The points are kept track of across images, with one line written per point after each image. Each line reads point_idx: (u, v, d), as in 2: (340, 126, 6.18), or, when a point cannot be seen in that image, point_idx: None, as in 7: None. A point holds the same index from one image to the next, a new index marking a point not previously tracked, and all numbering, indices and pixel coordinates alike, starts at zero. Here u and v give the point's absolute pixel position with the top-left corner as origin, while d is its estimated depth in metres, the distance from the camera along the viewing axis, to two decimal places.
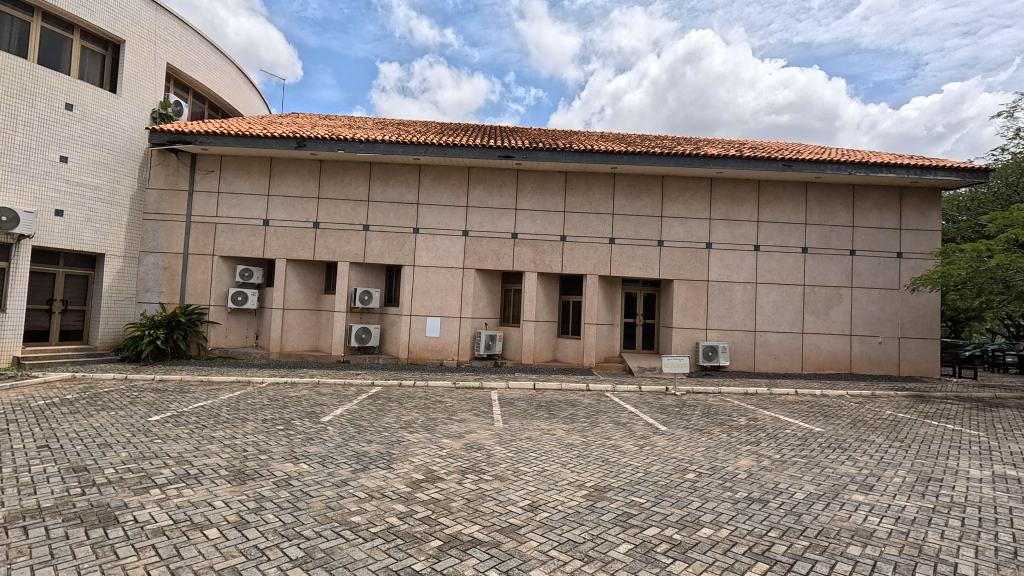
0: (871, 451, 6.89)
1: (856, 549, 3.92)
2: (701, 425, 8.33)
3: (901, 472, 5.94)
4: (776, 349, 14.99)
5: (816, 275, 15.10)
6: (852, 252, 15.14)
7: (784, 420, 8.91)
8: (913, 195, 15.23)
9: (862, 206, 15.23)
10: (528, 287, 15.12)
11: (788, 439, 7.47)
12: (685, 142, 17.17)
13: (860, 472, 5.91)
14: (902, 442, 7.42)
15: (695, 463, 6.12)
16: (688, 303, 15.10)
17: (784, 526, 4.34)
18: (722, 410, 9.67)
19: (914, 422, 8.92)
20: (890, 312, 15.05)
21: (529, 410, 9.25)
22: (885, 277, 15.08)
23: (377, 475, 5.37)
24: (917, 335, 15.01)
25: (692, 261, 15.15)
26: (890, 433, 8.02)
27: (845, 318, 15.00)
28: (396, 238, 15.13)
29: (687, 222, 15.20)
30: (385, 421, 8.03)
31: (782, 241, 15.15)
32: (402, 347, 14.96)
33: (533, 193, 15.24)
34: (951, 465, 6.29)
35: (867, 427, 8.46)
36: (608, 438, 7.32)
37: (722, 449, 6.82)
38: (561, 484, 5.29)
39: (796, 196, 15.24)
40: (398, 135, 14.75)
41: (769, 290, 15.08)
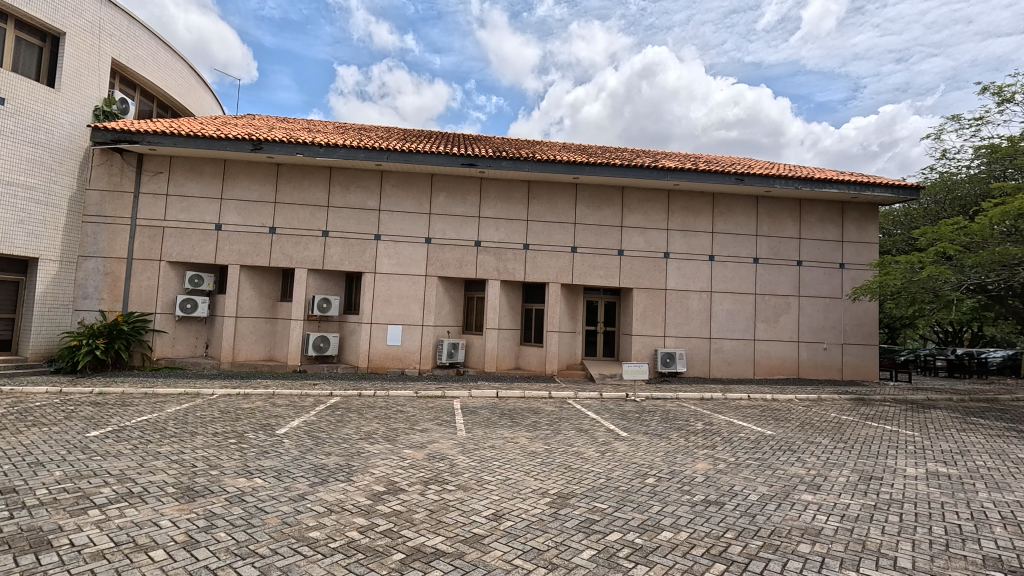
0: (818, 452, 7.23)
1: (806, 547, 4.10)
2: (660, 431, 8.53)
3: (845, 472, 6.27)
4: (730, 355, 15.55)
5: (767, 284, 15.79)
6: (799, 262, 15.93)
7: (738, 424, 9.26)
8: (854, 209, 16.19)
9: (808, 218, 16.06)
10: (491, 295, 15.12)
11: (742, 443, 7.76)
12: (644, 154, 17.68)
13: (808, 472, 6.20)
14: (845, 443, 7.84)
15: (655, 468, 6.27)
16: (647, 311, 15.47)
17: (739, 526, 4.50)
18: (680, 415, 9.96)
19: (857, 424, 9.44)
20: (834, 320, 15.91)
21: (492, 419, 9.21)
22: (829, 286, 15.95)
23: (336, 488, 5.22)
24: (858, 341, 15.92)
25: (651, 269, 15.54)
26: (835, 434, 8.46)
27: (792, 325, 15.77)
28: (356, 245, 14.83)
29: (646, 232, 15.61)
30: (344, 432, 7.83)
31: (734, 251, 15.79)
32: (362, 356, 14.63)
33: (496, 201, 15.29)
34: (890, 464, 6.68)
35: (814, 429, 8.88)
36: (571, 445, 7.36)
37: (681, 454, 7.01)
38: (524, 492, 5.29)
39: (747, 208, 15.93)
40: (360, 140, 14.53)
41: (723, 299, 15.66)
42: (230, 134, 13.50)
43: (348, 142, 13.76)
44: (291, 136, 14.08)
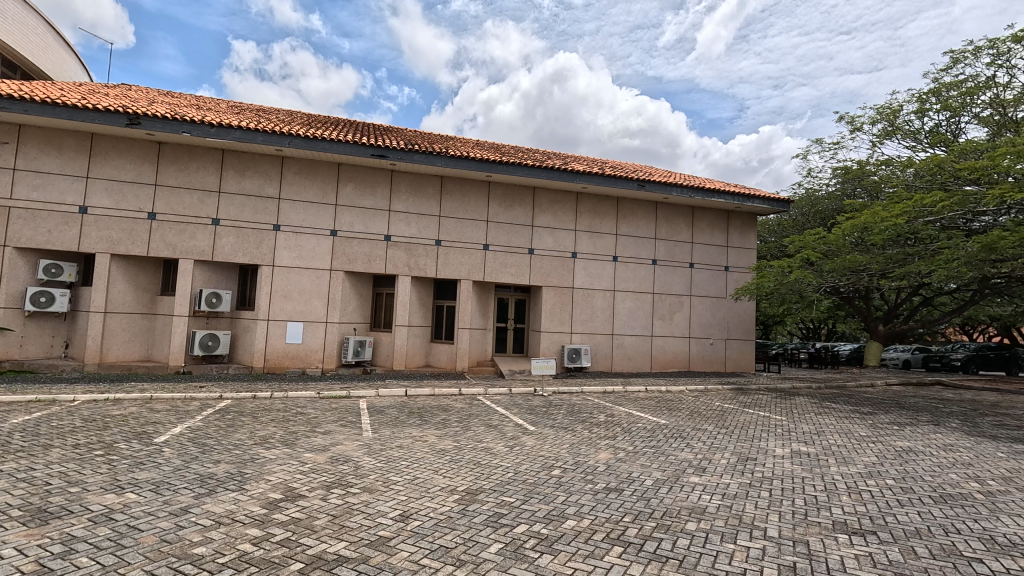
0: (704, 438, 7.93)
1: (692, 525, 4.49)
2: (565, 424, 8.86)
3: (726, 454, 6.94)
4: (630, 351, 16.54)
5: (663, 284, 17.00)
6: (691, 265, 17.34)
7: (636, 414, 9.89)
8: (737, 218, 17.94)
9: (699, 224, 17.53)
10: (400, 291, 14.75)
11: (640, 432, 8.29)
12: (555, 156, 18.22)
13: (695, 457, 6.78)
14: (726, 428, 8.68)
15: (560, 460, 6.51)
16: (555, 308, 15.98)
17: (636, 510, 4.82)
18: (584, 408, 10.42)
19: (737, 411, 10.49)
20: (719, 317, 17.53)
21: (400, 418, 8.99)
22: (716, 287, 17.54)
23: (225, 499, 4.80)
24: (738, 336, 17.69)
25: (560, 268, 16.06)
26: (719, 421, 9.33)
27: (684, 322, 17.13)
28: (252, 235, 13.73)
29: (556, 232, 16.10)
30: (236, 437, 7.22)
31: (635, 253, 16.81)
32: (258, 355, 13.59)
33: (408, 195, 14.93)
34: (762, 446, 7.51)
35: (701, 417, 9.74)
36: (480, 441, 7.40)
37: (584, 445, 7.33)
38: (432, 490, 5.24)
39: (647, 213, 17.02)
40: (258, 122, 13.46)
41: (624, 297, 16.60)
42: (100, 104, 11.86)
43: (244, 123, 12.68)
44: (176, 112, 12.68)
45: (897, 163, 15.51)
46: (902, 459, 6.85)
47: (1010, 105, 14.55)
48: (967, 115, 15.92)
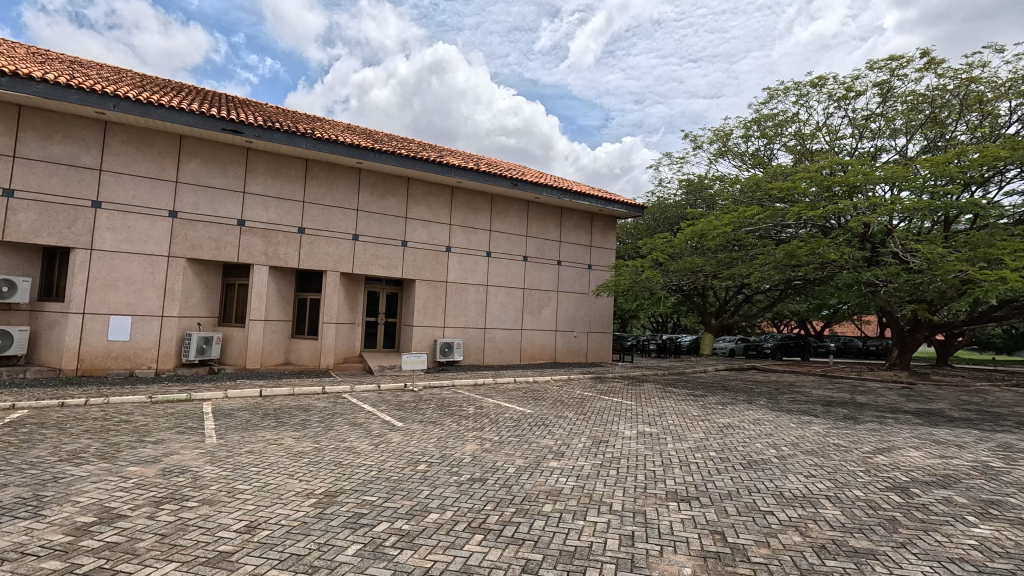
0: (564, 424, 8.48)
1: (548, 506, 4.78)
2: (434, 418, 8.84)
3: (582, 439, 7.50)
4: (501, 344, 17.03)
5: (533, 280, 17.77)
6: (559, 262, 18.37)
7: (504, 405, 10.22)
8: (600, 220, 19.40)
9: (567, 225, 18.62)
10: (256, 282, 13.44)
11: (506, 422, 8.59)
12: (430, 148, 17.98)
13: (555, 443, 7.22)
14: (584, 414, 9.39)
15: (427, 454, 6.48)
16: (428, 302, 15.82)
17: (498, 498, 4.99)
18: (454, 402, 10.50)
19: (594, 398, 11.39)
20: (582, 312, 18.84)
21: (252, 421, 8.21)
22: (580, 283, 18.81)
23: (13, 529, 3.96)
24: (598, 329, 19.20)
25: (433, 262, 15.93)
26: (578, 408, 10.05)
27: (552, 316, 18.11)
28: (63, 212, 11.47)
29: (430, 225, 15.93)
30: (33, 454, 5.99)
31: (508, 249, 17.31)
32: (70, 355, 11.43)
33: (266, 177, 13.63)
34: (614, 429, 8.25)
35: (563, 405, 10.39)
36: (342, 441, 7.06)
37: (452, 438, 7.39)
38: (286, 496, 4.88)
39: (519, 211, 17.63)
40: (71, 76, 11.24)
41: (497, 292, 17.03)
42: None
43: (52, 75, 10.51)
44: None
45: (727, 180, 18.01)
46: (723, 434, 8.03)
47: (808, 138, 17.73)
48: (778, 144, 18.97)
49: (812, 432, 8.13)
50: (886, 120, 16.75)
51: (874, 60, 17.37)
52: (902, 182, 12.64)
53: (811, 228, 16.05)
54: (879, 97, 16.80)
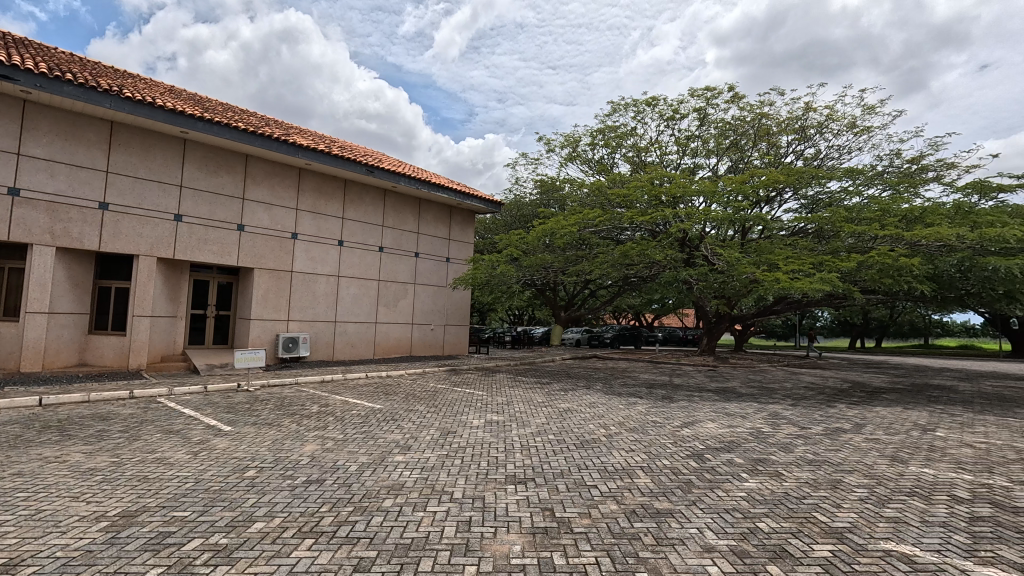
0: (414, 418, 8.42)
1: (388, 502, 4.71)
2: (270, 419, 8.11)
3: (431, 431, 7.53)
4: (353, 338, 16.27)
5: (389, 271, 17.26)
6: (416, 254, 18.11)
7: (351, 402, 9.79)
8: (458, 214, 19.56)
9: (425, 216, 18.43)
10: (36, 267, 10.96)
11: (352, 419, 8.24)
12: (274, 124, 16.38)
13: (403, 437, 7.13)
14: (435, 407, 9.42)
15: (258, 459, 5.92)
16: (269, 293, 14.44)
17: (335, 498, 4.77)
18: (296, 401, 9.77)
19: (447, 390, 11.49)
20: (439, 305, 18.85)
21: (24, 436, 6.68)
22: (438, 276, 18.79)
23: None
24: (455, 322, 19.41)
25: (276, 250, 14.57)
26: (430, 401, 10.05)
27: (408, 309, 17.81)
28: None
29: (272, 208, 14.52)
30: None
31: (362, 238, 16.57)
32: None
33: (54, 139, 11.18)
34: (463, 420, 8.41)
35: (415, 398, 10.31)
36: (151, 452, 6.12)
37: (289, 439, 6.86)
38: (66, 523, 4.08)
39: (375, 199, 16.97)
40: None
41: (349, 284, 16.20)
42: None
43: None
44: None
45: (575, 183, 19.43)
46: (562, 418, 8.69)
47: (643, 151, 19.92)
48: (618, 154, 21.00)
49: (636, 411, 9.21)
50: (702, 142, 19.54)
51: (694, 89, 20.12)
52: (711, 196, 14.89)
53: (643, 231, 18.11)
54: (698, 121, 19.50)
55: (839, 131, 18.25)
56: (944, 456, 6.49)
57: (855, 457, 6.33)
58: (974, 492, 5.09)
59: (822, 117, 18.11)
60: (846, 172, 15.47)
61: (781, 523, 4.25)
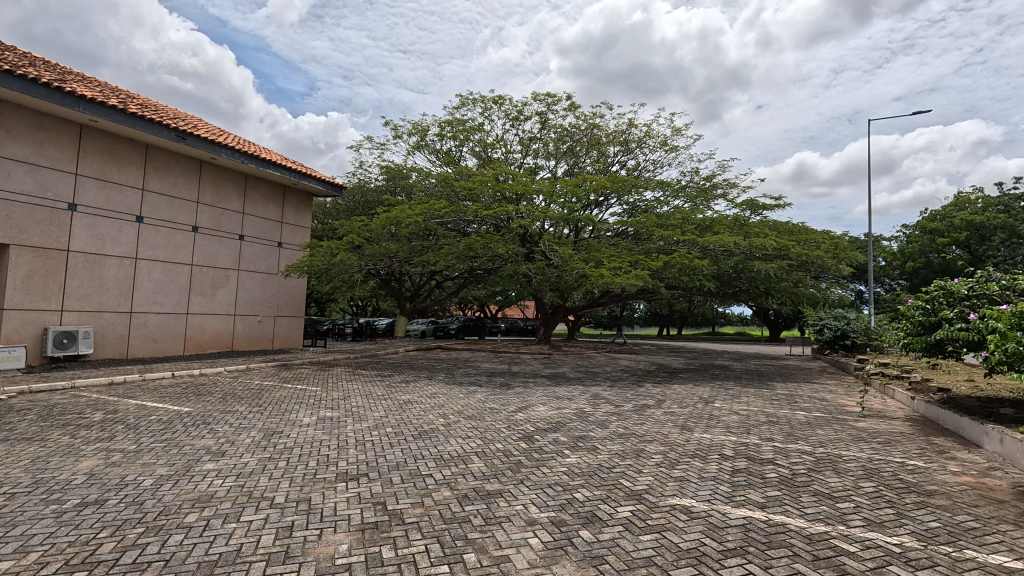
0: (231, 420, 7.51)
1: (193, 516, 4.14)
2: (30, 433, 6.51)
3: (252, 433, 6.81)
4: (155, 332, 13.94)
5: (205, 255, 15.13)
6: (240, 237, 16.16)
7: (151, 406, 8.37)
8: (293, 195, 17.94)
9: (252, 195, 16.54)
10: None
11: (150, 426, 7.03)
12: (45, 65, 13.24)
13: (216, 442, 6.32)
14: (259, 406, 8.54)
15: (7, 484, 4.71)
16: (33, 278, 11.77)
17: (120, 520, 4.03)
18: (71, 408, 8.01)
19: (274, 387, 10.49)
20: (269, 294, 17.11)
21: None
22: (267, 262, 17.02)
23: None
24: (287, 313, 17.81)
25: (44, 223, 11.90)
26: (252, 400, 9.07)
27: (229, 298, 15.82)
28: None
29: (38, 171, 11.80)
30: None
31: (170, 215, 14.27)
32: None
33: None
34: (291, 418, 7.77)
35: (234, 398, 9.21)
36: None
37: (58, 456, 5.59)
38: None
39: (188, 170, 14.73)
40: None
41: (151, 268, 13.84)
42: None
43: None
44: None
45: (422, 172, 19.18)
46: (401, 410, 8.55)
47: (489, 147, 20.48)
48: (465, 147, 21.29)
49: (475, 399, 9.50)
50: (543, 144, 20.81)
51: (537, 93, 21.29)
52: (549, 196, 15.95)
53: (487, 225, 18.69)
54: (540, 124, 20.72)
55: (654, 147, 20.98)
56: (718, 422, 7.94)
57: (655, 429, 7.39)
58: (736, 450, 6.33)
59: (642, 133, 20.62)
60: (658, 184, 17.88)
61: (594, 492, 4.78)
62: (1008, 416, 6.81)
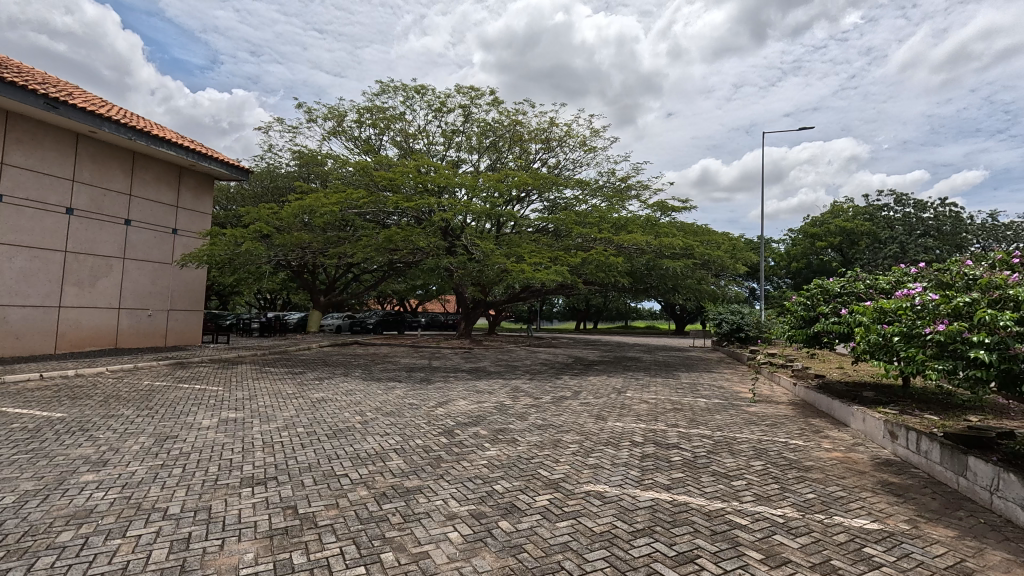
0: (115, 425, 6.73)
1: (68, 535, 3.67)
2: None
3: (141, 439, 6.15)
4: (18, 327, 12.18)
5: (82, 241, 13.45)
6: (126, 221, 14.53)
7: (13, 412, 7.28)
8: (190, 177, 16.41)
9: (141, 175, 14.93)
10: None
11: (11, 436, 6.11)
12: None
13: (96, 450, 5.63)
14: (149, 409, 7.74)
15: None
16: None
17: None
18: None
19: (168, 388, 9.55)
20: (161, 286, 15.53)
21: None
22: (160, 251, 15.44)
23: None
24: (183, 307, 16.28)
25: None
26: (141, 403, 8.19)
27: (112, 290, 14.18)
28: None
29: None
30: None
31: (37, 194, 12.54)
32: None
33: None
34: (188, 421, 7.12)
35: (118, 401, 8.27)
36: None
37: None
38: None
39: (60, 144, 13.04)
40: None
41: (12, 254, 12.09)
42: None
43: None
44: None
45: (338, 160, 18.31)
46: (314, 408, 8.14)
47: (410, 137, 19.98)
48: (385, 136, 20.62)
49: (393, 395, 9.27)
50: (466, 137, 20.67)
51: (460, 85, 21.08)
52: (471, 189, 15.88)
53: (408, 217, 18.27)
54: (463, 117, 20.56)
55: (573, 147, 21.60)
56: (630, 411, 8.39)
57: (572, 419, 7.65)
58: (645, 437, 6.73)
59: (562, 133, 21.14)
60: (577, 183, 18.46)
61: (513, 483, 4.86)
62: (869, 398, 7.85)
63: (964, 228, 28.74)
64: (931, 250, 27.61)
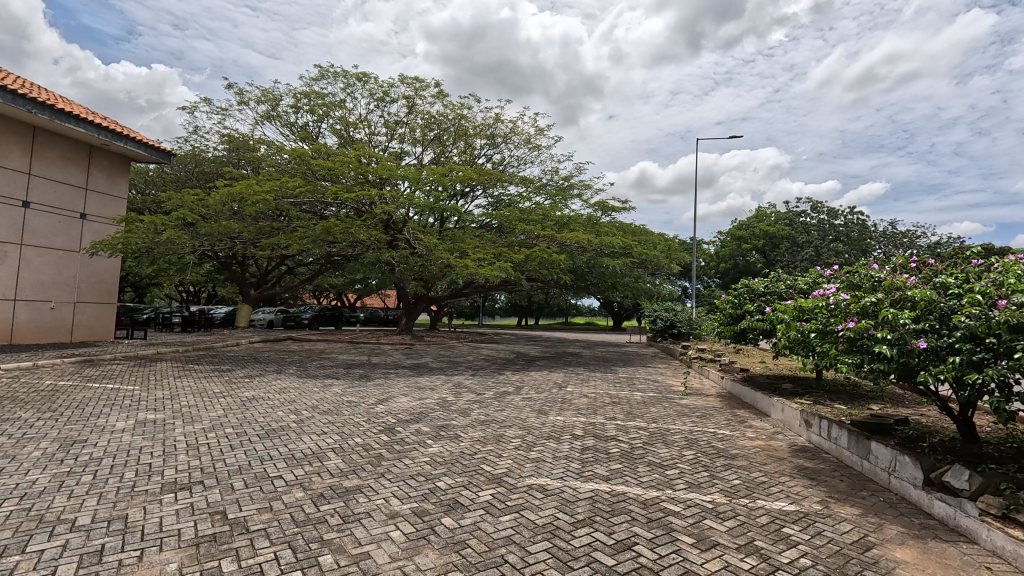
0: (11, 430, 6.05)
1: None
2: None
3: (43, 444, 5.57)
4: None
5: None
6: (25, 204, 13.09)
7: None
8: (103, 158, 15.02)
9: (43, 153, 13.49)
10: None
11: None
12: None
13: None
14: (53, 412, 7.03)
15: None
16: None
17: None
18: None
19: (75, 388, 8.71)
20: (67, 275, 14.11)
21: None
22: (65, 237, 14.03)
23: None
24: (93, 299, 14.89)
25: None
26: (43, 404, 7.42)
27: (6, 279, 12.74)
28: None
29: None
30: None
31: None
32: None
33: None
34: (100, 424, 6.54)
35: (15, 403, 7.45)
36: None
37: None
38: None
39: None
40: None
41: None
42: None
43: None
44: None
45: (272, 146, 17.38)
46: (244, 408, 7.72)
47: (351, 126, 19.30)
48: (324, 123, 19.80)
49: (330, 393, 8.97)
50: (409, 129, 20.27)
51: (404, 75, 20.60)
52: (414, 182, 15.56)
53: (348, 209, 17.68)
54: (407, 108, 20.13)
55: (518, 144, 21.70)
56: (570, 405, 8.58)
57: (515, 414, 7.73)
58: (585, 430, 6.91)
59: (507, 129, 21.19)
60: (522, 179, 18.59)
61: (456, 479, 4.84)
62: (787, 390, 8.48)
63: (869, 235, 31.50)
64: (841, 254, 29.91)
